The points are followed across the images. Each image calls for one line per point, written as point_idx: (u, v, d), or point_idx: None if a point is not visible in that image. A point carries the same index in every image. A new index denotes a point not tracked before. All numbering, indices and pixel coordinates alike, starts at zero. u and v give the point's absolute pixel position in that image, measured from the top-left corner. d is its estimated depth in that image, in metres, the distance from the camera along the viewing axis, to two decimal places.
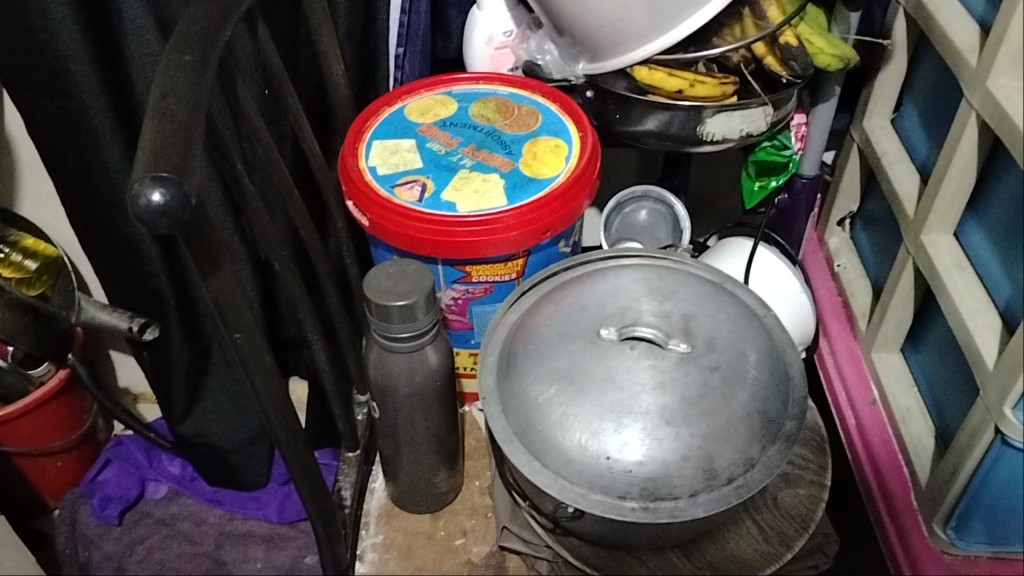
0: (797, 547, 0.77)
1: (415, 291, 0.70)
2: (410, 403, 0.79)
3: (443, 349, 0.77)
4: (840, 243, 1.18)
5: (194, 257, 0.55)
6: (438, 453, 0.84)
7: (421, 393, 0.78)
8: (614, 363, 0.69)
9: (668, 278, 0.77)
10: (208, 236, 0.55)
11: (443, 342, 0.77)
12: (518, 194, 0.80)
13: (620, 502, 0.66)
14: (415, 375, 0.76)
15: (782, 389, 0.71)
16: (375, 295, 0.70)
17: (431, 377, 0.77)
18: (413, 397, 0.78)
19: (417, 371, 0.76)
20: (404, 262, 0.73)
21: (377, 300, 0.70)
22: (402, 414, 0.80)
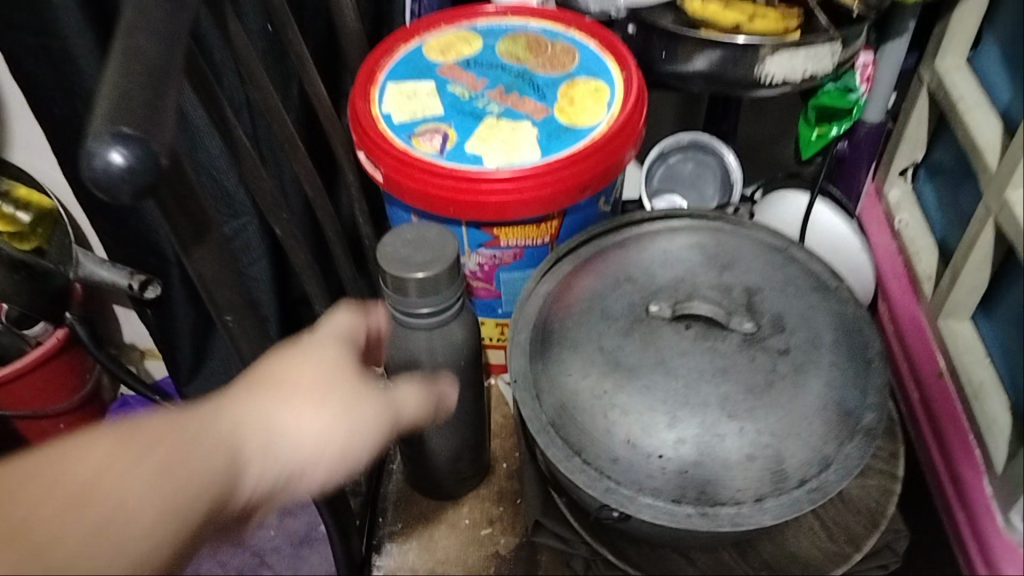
0: (867, 548, 0.69)
1: (436, 261, 0.61)
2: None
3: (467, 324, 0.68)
4: (901, 197, 1.07)
5: (172, 228, 0.45)
6: (461, 435, 0.75)
7: (442, 372, 0.69)
8: (667, 346, 0.60)
9: (727, 243, 0.67)
10: (189, 203, 0.45)
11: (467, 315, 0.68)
12: (553, 146, 0.70)
13: (674, 506, 0.57)
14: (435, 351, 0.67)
15: (861, 375, 0.61)
16: (394, 264, 0.61)
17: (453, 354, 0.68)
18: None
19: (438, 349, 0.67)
20: (425, 226, 0.63)
21: (398, 273, 0.61)
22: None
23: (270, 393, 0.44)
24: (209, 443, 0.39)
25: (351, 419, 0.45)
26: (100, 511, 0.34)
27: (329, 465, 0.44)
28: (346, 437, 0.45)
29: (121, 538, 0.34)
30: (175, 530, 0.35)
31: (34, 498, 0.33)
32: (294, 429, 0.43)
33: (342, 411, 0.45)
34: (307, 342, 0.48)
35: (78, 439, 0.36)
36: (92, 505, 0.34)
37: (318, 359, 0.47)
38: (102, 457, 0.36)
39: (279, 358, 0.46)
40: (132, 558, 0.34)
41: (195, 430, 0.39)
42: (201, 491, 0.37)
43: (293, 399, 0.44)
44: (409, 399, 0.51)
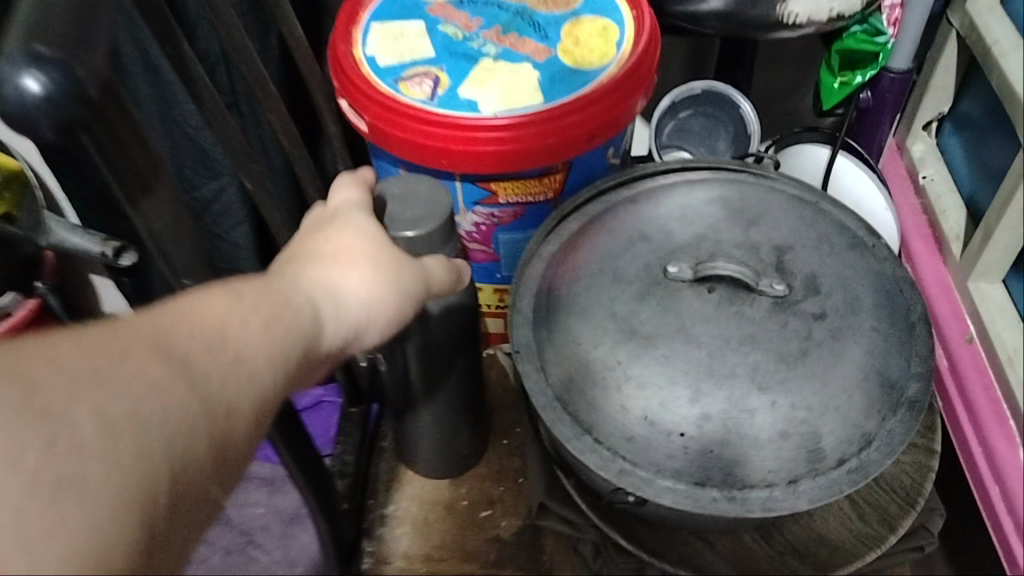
0: (903, 529, 0.63)
1: (427, 218, 0.54)
2: (424, 355, 0.63)
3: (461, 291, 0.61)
4: (924, 151, 1.00)
5: (115, 178, 0.38)
6: (457, 411, 0.69)
7: (436, 342, 0.63)
8: (687, 312, 0.53)
9: (751, 196, 0.60)
10: (136, 146, 0.38)
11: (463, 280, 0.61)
12: (557, 90, 0.62)
13: (697, 490, 0.51)
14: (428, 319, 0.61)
15: (904, 342, 0.55)
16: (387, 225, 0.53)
17: (448, 322, 0.62)
18: (426, 347, 0.63)
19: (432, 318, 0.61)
20: (415, 180, 0.57)
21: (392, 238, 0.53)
22: (412, 368, 0.65)
23: (339, 259, 0.46)
24: (298, 302, 0.43)
25: (411, 275, 0.48)
26: (231, 354, 0.39)
27: (391, 319, 0.47)
28: (405, 292, 0.47)
29: (248, 375, 0.39)
30: (283, 372, 0.40)
31: (174, 341, 0.38)
32: (364, 283, 0.46)
33: (398, 268, 0.48)
34: (345, 213, 0.50)
35: (190, 302, 0.40)
36: (219, 351, 0.38)
37: (363, 230, 0.49)
38: (216, 309, 0.40)
39: (325, 232, 0.49)
40: (253, 390, 0.39)
41: (281, 289, 0.43)
42: (302, 336, 0.42)
43: (351, 263, 0.46)
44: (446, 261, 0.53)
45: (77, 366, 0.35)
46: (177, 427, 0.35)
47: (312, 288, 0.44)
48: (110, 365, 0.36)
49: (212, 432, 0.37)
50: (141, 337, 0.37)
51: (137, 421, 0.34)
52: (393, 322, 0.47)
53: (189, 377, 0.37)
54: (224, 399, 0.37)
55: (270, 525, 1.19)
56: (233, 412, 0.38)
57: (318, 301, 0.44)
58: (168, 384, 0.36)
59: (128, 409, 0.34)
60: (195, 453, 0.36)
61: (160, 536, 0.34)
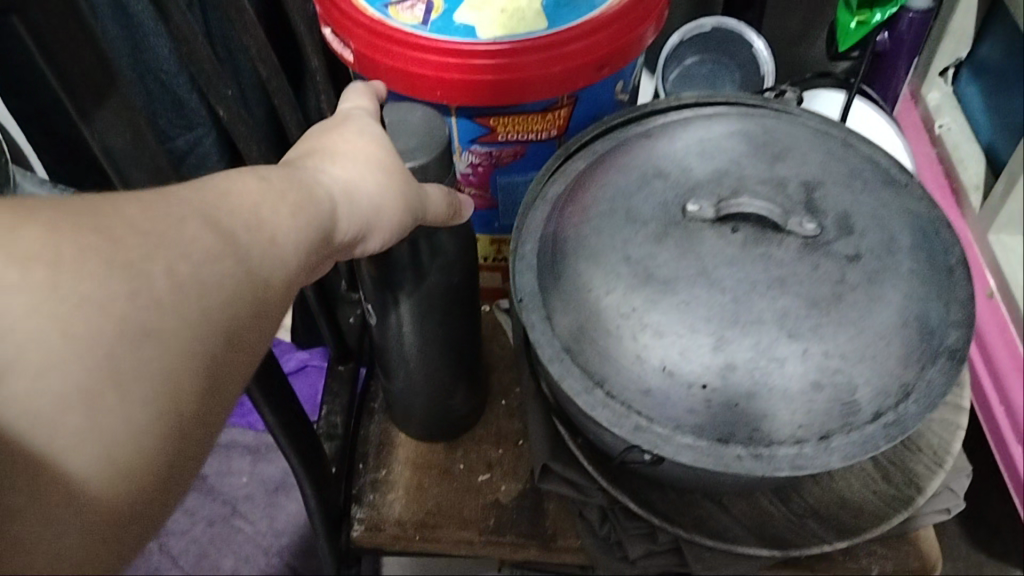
0: (931, 490, 0.59)
1: (419, 150, 0.49)
2: (417, 308, 0.58)
3: (456, 236, 0.55)
4: (941, 99, 0.94)
5: (67, 88, 0.41)
6: (453, 367, 0.64)
7: (430, 294, 0.57)
8: (708, 253, 0.49)
9: (775, 129, 0.55)
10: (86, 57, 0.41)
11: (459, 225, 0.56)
12: (562, 14, 0.56)
13: (720, 447, 0.47)
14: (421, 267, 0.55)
15: (944, 286, 0.50)
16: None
17: (443, 271, 0.57)
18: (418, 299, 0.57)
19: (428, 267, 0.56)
20: (406, 108, 0.51)
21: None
22: (404, 324, 0.59)
23: (352, 155, 0.44)
24: (322, 195, 0.40)
25: (418, 189, 0.46)
26: (270, 233, 0.36)
27: (391, 230, 0.45)
28: (411, 204, 0.46)
29: (285, 256, 0.37)
30: (307, 262, 0.38)
31: (219, 209, 0.35)
32: (377, 185, 0.43)
33: (409, 179, 0.46)
34: (353, 115, 0.47)
35: (221, 175, 0.37)
36: (258, 230, 0.36)
37: (370, 131, 0.46)
38: (251, 186, 0.37)
39: (331, 131, 0.45)
40: (285, 274, 0.36)
41: (305, 176, 0.40)
42: (325, 228, 0.40)
43: (364, 163, 0.44)
44: (446, 194, 0.49)
45: (132, 216, 0.31)
46: (230, 295, 0.33)
47: (330, 180, 0.41)
48: (165, 225, 0.32)
49: (258, 310, 0.34)
50: (185, 202, 0.34)
51: (195, 285, 0.31)
52: (390, 235, 0.45)
53: (237, 250, 0.34)
54: (268, 277, 0.35)
55: (255, 494, 1.14)
56: (274, 286, 0.35)
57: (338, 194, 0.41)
58: (219, 255, 0.33)
59: (188, 273, 0.31)
60: (246, 328, 0.34)
61: (213, 409, 0.32)
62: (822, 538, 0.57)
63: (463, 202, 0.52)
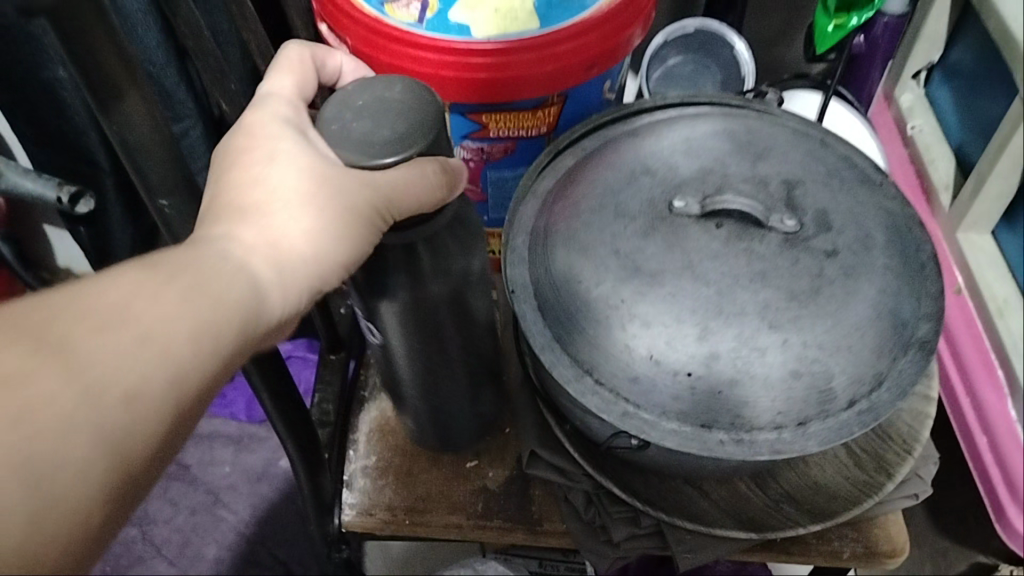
0: (899, 476, 0.61)
1: (404, 142, 0.46)
2: (421, 310, 0.55)
3: (455, 231, 0.53)
4: (914, 101, 0.98)
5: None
6: (449, 364, 0.61)
7: (432, 294, 0.54)
8: (694, 246, 0.51)
9: (757, 131, 0.57)
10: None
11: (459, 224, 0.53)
12: (553, 16, 0.58)
13: (704, 433, 0.49)
14: (419, 262, 0.52)
15: (915, 281, 0.52)
16: (339, 146, 0.46)
17: (447, 270, 0.53)
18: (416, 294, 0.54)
19: (432, 263, 0.53)
20: (381, 87, 0.47)
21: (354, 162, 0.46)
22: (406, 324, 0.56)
23: (292, 203, 0.43)
24: (225, 276, 0.40)
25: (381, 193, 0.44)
26: (130, 333, 0.37)
27: (352, 258, 0.45)
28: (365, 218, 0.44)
29: (147, 358, 0.37)
30: (194, 354, 0.38)
31: (63, 321, 0.36)
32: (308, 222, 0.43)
33: (361, 191, 0.44)
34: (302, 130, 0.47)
35: (103, 277, 0.38)
36: (114, 333, 0.36)
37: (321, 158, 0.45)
38: (122, 284, 0.38)
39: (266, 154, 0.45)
40: (154, 375, 0.37)
41: (204, 249, 0.41)
42: (220, 313, 0.39)
43: (306, 209, 0.43)
44: (421, 168, 0.45)
45: None
46: (48, 416, 0.34)
47: (237, 250, 0.41)
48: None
49: (108, 417, 0.35)
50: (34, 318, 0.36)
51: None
52: (354, 258, 0.45)
53: (74, 358, 0.35)
54: (122, 384, 0.36)
55: (238, 484, 1.15)
56: (131, 393, 0.36)
57: (245, 256, 0.41)
58: (45, 370, 0.35)
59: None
60: (75, 440, 0.35)
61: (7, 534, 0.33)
62: (796, 521, 0.60)
63: (450, 172, 0.47)
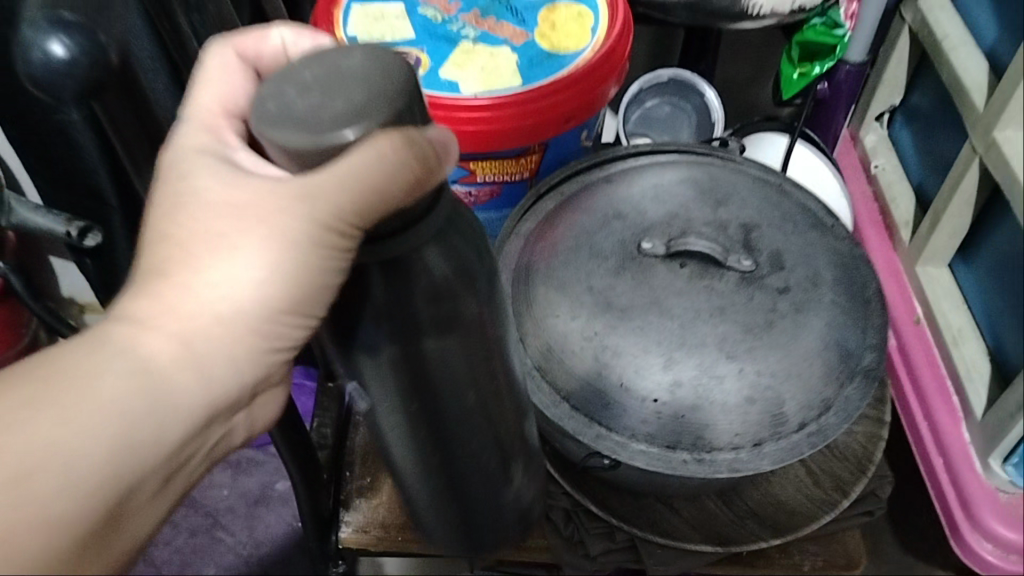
0: (854, 494, 0.67)
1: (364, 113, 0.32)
2: (411, 369, 0.40)
3: (451, 253, 0.36)
4: (877, 141, 1.04)
5: None
6: (455, 439, 0.46)
7: (424, 344, 0.38)
8: (661, 284, 0.56)
9: (719, 179, 0.63)
10: None
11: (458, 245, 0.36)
12: (534, 73, 0.64)
13: (669, 453, 0.54)
14: (404, 297, 0.36)
15: (861, 315, 0.58)
16: (278, 133, 0.32)
17: (447, 307, 0.37)
18: (400, 348, 0.38)
19: (425, 297, 0.36)
20: (338, 51, 0.33)
21: (297, 148, 0.32)
22: (389, 388, 0.41)
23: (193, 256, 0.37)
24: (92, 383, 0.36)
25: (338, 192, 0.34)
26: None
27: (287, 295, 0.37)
28: (316, 242, 0.36)
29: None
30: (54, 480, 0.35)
31: None
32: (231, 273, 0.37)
33: (301, 208, 0.35)
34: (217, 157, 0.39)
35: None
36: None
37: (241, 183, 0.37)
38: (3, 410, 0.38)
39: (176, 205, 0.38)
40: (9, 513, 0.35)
41: (96, 342, 0.37)
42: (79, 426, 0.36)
43: (217, 253, 0.37)
44: (390, 153, 0.32)
45: None
46: None
47: (119, 336, 0.37)
48: None
49: None
50: None
51: None
52: (314, 290, 0.37)
53: None
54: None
55: (236, 506, 1.19)
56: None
57: (138, 340, 0.37)
58: None
59: None
60: None
61: None
62: (759, 535, 0.65)
63: (428, 152, 0.34)
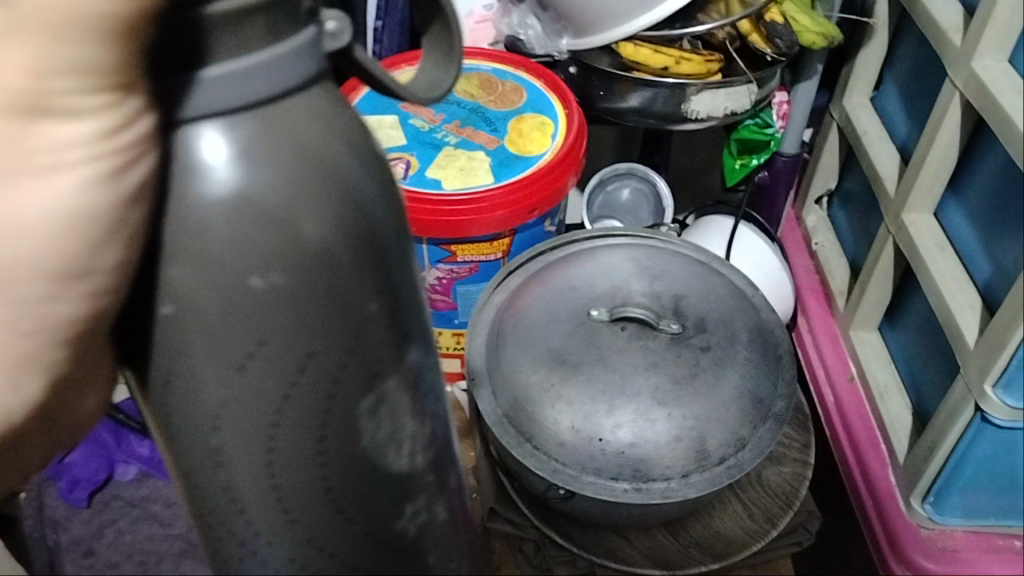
0: (782, 525, 0.78)
1: None
2: (274, 371, 0.30)
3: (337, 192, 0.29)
4: (817, 221, 1.18)
5: None
6: (358, 499, 0.36)
7: (274, 338, 0.30)
8: (605, 344, 0.69)
9: (656, 258, 0.77)
10: None
11: (346, 192, 0.29)
12: (503, 172, 0.78)
13: (612, 483, 0.65)
14: (250, 238, 0.28)
15: (772, 369, 0.71)
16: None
17: (323, 277, 0.29)
18: (235, 331, 0.29)
19: (273, 240, 0.28)
20: None
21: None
22: (266, 403, 0.31)
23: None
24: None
25: (32, 40, 0.21)
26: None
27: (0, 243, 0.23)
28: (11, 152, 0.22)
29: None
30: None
31: None
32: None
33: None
34: None
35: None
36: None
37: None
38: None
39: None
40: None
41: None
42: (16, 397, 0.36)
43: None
44: None
45: None
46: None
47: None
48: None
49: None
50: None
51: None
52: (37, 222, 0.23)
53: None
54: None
55: None
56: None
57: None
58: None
59: None
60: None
61: None
62: (700, 560, 0.76)
63: None
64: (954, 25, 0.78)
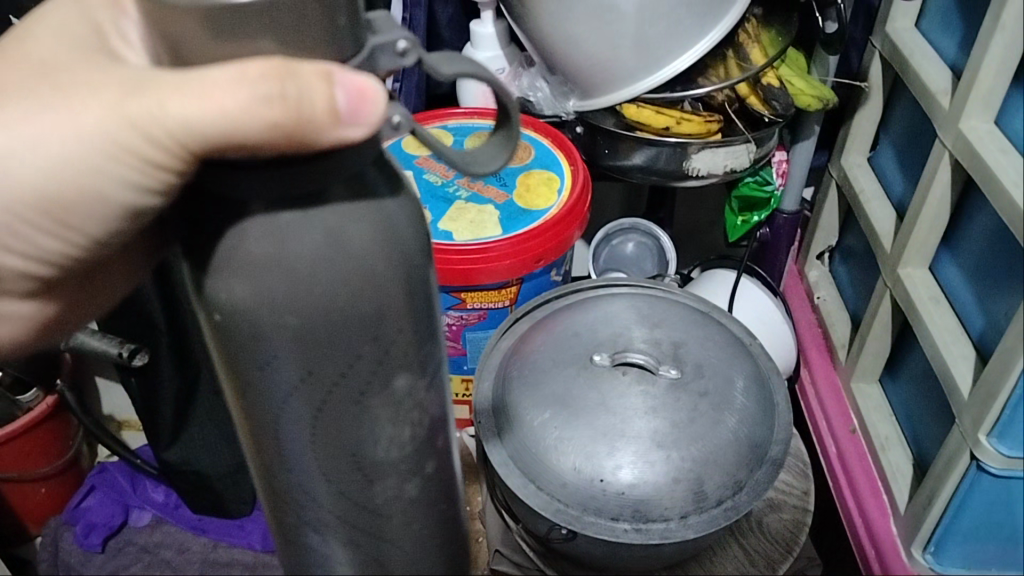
0: (781, 570, 0.80)
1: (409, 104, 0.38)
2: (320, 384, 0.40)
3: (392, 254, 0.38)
4: (819, 276, 1.21)
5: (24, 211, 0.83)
6: (365, 467, 0.44)
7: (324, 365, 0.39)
8: (607, 389, 0.71)
9: (657, 307, 0.80)
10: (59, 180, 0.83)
11: (387, 227, 0.38)
12: (512, 224, 0.82)
13: (613, 523, 0.68)
14: (296, 280, 0.37)
15: (768, 416, 0.74)
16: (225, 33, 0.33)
17: (362, 314, 0.38)
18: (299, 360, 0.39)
19: (317, 259, 0.37)
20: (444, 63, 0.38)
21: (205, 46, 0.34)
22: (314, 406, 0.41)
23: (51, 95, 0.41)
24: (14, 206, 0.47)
25: (157, 110, 0.35)
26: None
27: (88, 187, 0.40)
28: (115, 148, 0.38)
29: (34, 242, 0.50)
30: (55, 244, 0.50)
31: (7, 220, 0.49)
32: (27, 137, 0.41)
33: (120, 108, 0.38)
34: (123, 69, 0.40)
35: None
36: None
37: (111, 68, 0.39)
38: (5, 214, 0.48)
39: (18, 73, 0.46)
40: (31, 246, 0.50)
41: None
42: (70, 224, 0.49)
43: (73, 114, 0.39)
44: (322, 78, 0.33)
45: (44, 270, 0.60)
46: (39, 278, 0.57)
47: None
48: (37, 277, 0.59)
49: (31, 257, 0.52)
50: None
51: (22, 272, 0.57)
52: (104, 200, 0.42)
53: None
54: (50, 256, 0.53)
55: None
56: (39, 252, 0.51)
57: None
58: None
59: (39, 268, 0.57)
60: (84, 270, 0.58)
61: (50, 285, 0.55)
62: None
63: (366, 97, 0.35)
64: (943, 87, 0.82)
